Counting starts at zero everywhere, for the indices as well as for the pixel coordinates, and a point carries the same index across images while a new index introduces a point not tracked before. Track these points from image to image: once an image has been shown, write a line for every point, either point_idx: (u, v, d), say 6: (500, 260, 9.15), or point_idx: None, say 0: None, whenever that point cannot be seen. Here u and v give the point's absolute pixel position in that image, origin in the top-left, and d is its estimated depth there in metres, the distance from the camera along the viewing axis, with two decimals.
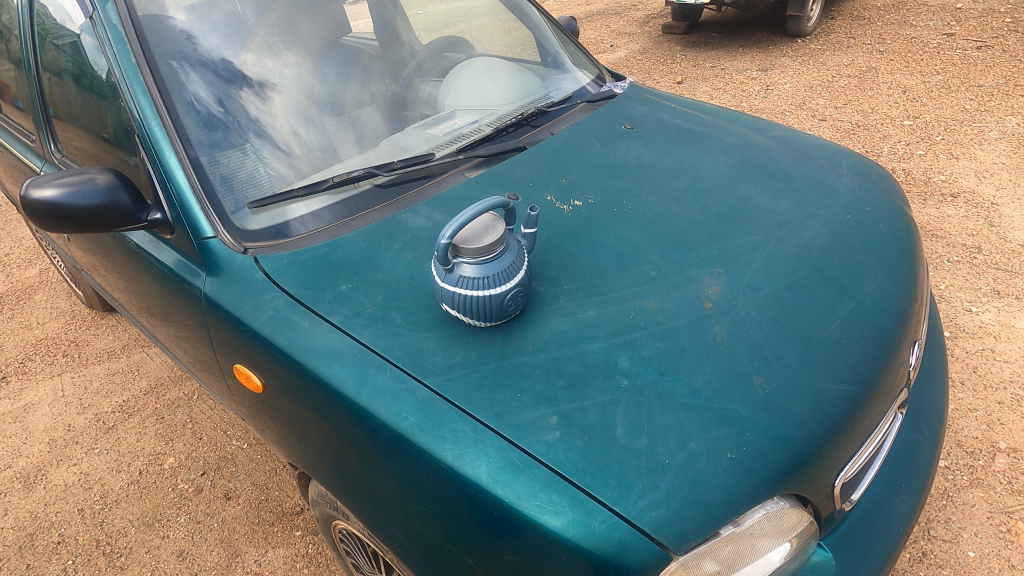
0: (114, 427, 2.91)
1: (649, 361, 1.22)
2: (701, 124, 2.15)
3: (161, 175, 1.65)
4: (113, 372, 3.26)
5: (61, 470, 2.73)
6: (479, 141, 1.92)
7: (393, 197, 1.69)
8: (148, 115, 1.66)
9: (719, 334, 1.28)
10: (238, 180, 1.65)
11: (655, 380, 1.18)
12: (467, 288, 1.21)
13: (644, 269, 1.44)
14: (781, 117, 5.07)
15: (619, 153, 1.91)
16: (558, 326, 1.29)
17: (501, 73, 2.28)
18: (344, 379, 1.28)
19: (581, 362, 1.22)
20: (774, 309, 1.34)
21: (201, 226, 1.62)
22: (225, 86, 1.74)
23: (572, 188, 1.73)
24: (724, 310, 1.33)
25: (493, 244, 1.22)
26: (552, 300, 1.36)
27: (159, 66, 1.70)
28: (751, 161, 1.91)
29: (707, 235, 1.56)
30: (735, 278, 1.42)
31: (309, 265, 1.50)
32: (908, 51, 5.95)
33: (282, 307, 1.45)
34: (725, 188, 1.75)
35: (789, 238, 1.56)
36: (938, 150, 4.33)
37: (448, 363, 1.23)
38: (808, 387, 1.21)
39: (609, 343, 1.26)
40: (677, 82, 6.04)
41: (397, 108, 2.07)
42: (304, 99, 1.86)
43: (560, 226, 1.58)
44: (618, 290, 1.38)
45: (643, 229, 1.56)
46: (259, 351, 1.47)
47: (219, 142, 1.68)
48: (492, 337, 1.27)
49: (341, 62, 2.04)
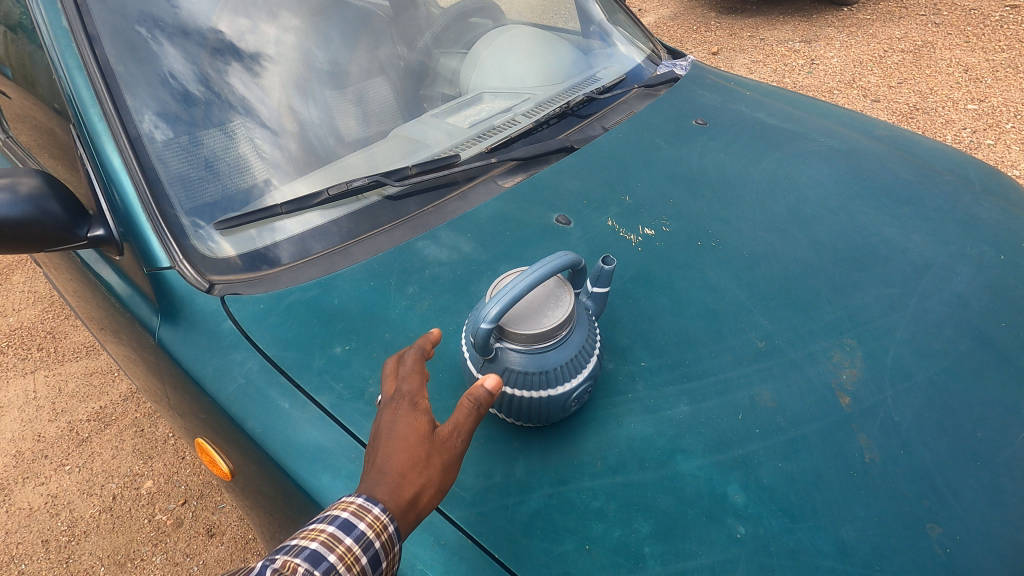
0: (88, 439, 2.29)
1: (772, 496, 0.85)
2: (787, 118, 1.71)
3: (102, 177, 1.24)
4: (92, 372, 2.55)
5: (25, 491, 2.14)
6: (515, 138, 1.47)
7: (406, 215, 1.31)
8: (84, 98, 1.23)
9: (867, 450, 0.90)
10: (201, 180, 1.23)
11: (785, 531, 0.82)
12: (517, 387, 0.85)
13: (749, 338, 1.06)
14: (829, 96, 4.55)
15: (692, 160, 1.49)
16: (637, 431, 0.92)
17: (540, 43, 1.78)
18: (338, 496, 0.91)
19: (674, 494, 0.85)
20: (936, 410, 0.95)
21: (151, 251, 1.21)
22: (191, 55, 1.30)
23: (639, 208, 1.33)
24: (869, 410, 0.95)
25: (554, 327, 0.84)
26: (626, 385, 0.98)
27: (100, 24, 1.25)
28: (863, 172, 1.48)
29: (826, 285, 1.16)
30: (875, 356, 1.03)
31: (294, 314, 1.15)
32: (967, 25, 5.34)
33: (254, 375, 1.08)
34: (838, 214, 1.34)
35: (933, 292, 1.16)
36: (1009, 141, 3.84)
37: (483, 486, 0.87)
38: (1008, 544, 0.82)
39: (712, 461, 0.89)
40: (713, 53, 5.45)
41: (412, 93, 1.66)
42: (287, 72, 1.42)
43: (627, 266, 1.20)
44: (717, 371, 1.00)
45: (738, 276, 1.18)
46: (224, 429, 1.10)
47: (177, 127, 1.25)
48: (544, 445, 0.91)
49: (341, 25, 1.59)
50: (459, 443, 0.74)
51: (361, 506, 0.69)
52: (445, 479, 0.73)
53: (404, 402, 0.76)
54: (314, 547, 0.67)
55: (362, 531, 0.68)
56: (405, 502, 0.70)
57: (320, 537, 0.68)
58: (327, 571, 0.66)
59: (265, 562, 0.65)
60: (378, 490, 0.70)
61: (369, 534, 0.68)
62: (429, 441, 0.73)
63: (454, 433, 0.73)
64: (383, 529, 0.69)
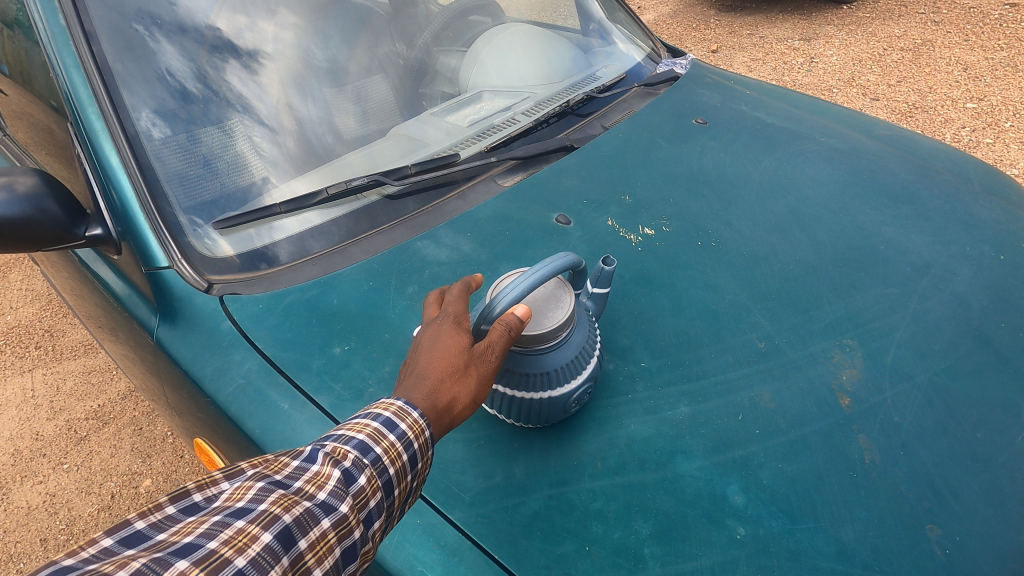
0: (86, 438, 2.28)
1: (772, 497, 0.85)
2: (787, 118, 1.71)
3: (99, 176, 1.24)
4: (90, 370, 2.54)
5: (23, 489, 2.13)
6: (514, 136, 1.46)
7: (406, 213, 1.31)
8: (81, 97, 1.23)
9: (867, 451, 0.90)
10: (198, 178, 1.23)
11: (785, 532, 0.82)
12: (517, 388, 0.86)
13: (749, 339, 1.06)
14: (828, 95, 4.55)
15: (692, 160, 1.49)
16: (638, 432, 0.92)
17: (540, 42, 1.78)
18: None
19: (674, 495, 0.85)
20: (936, 411, 0.95)
21: (150, 250, 1.20)
22: (189, 52, 1.29)
23: (639, 208, 1.33)
24: (870, 411, 0.95)
25: (555, 328, 0.84)
26: (627, 386, 0.98)
27: (97, 22, 1.24)
28: (863, 172, 1.48)
29: (826, 286, 1.16)
30: (875, 357, 1.03)
31: (293, 314, 1.14)
32: (966, 23, 5.34)
33: (253, 375, 1.07)
34: (838, 214, 1.33)
35: (933, 293, 1.16)
36: (1008, 140, 3.84)
37: (483, 487, 0.87)
38: (1008, 546, 0.82)
39: (712, 463, 0.89)
40: (713, 51, 5.44)
41: (411, 90, 1.65)
42: (285, 70, 1.41)
43: (627, 266, 1.19)
44: (717, 372, 1.00)
45: (739, 276, 1.18)
46: (222, 429, 1.10)
47: (175, 125, 1.24)
48: (544, 447, 0.91)
49: (340, 22, 1.57)
50: (494, 359, 0.78)
51: (402, 408, 0.73)
52: (479, 392, 0.77)
53: (448, 320, 0.80)
54: (361, 438, 0.69)
55: (403, 431, 0.71)
56: (441, 406, 0.73)
57: (366, 429, 0.70)
58: (374, 461, 0.69)
59: (316, 446, 0.68)
60: (417, 391, 0.74)
61: (409, 435, 0.71)
62: (469, 352, 0.77)
63: (493, 347, 0.77)
64: (421, 432, 0.72)
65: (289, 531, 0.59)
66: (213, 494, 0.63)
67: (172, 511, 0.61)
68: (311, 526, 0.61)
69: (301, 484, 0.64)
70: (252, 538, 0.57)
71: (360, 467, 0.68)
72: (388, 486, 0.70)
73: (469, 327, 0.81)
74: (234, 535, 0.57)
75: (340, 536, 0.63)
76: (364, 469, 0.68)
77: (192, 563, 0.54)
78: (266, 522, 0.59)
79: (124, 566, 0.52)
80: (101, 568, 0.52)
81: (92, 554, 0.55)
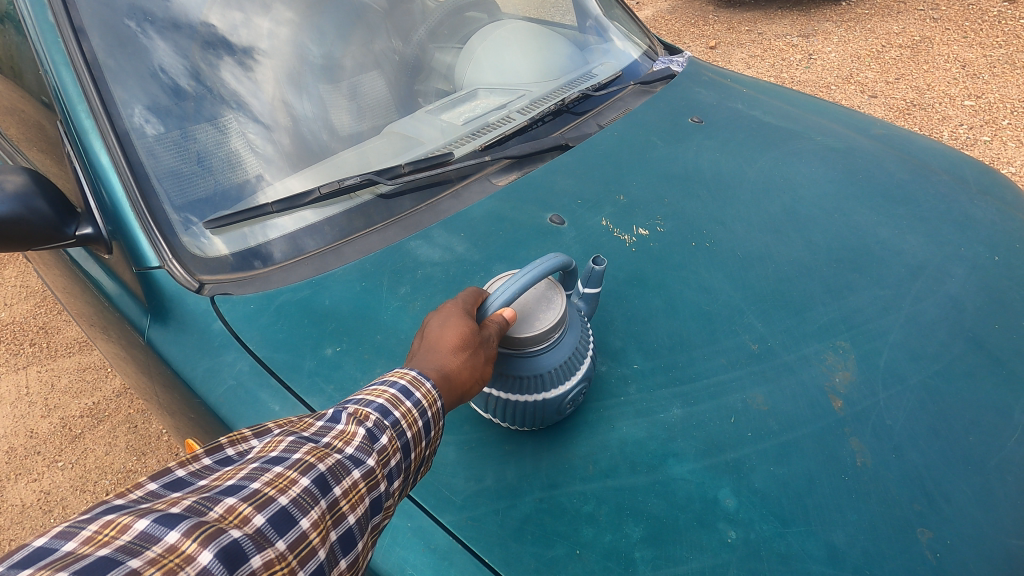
0: (80, 436, 2.27)
1: (763, 500, 0.85)
2: (783, 117, 1.70)
3: (91, 174, 1.22)
4: (85, 367, 2.52)
5: (18, 488, 2.12)
6: (509, 135, 1.45)
7: (399, 212, 1.30)
8: (72, 95, 1.22)
9: (859, 454, 0.90)
10: (192, 176, 1.21)
11: (776, 535, 0.81)
12: (510, 392, 0.86)
13: (742, 341, 1.05)
14: (826, 92, 4.54)
15: (688, 159, 1.48)
16: (629, 434, 0.92)
17: (536, 39, 1.76)
18: None
19: (665, 498, 0.85)
20: (929, 414, 0.95)
21: (142, 250, 1.19)
22: (182, 49, 1.27)
23: (633, 207, 1.33)
24: (862, 413, 0.95)
25: (546, 330, 0.83)
26: (619, 388, 0.98)
27: (88, 18, 1.23)
28: (858, 172, 1.48)
29: (820, 287, 1.16)
30: (868, 359, 1.03)
31: (285, 314, 1.14)
32: (964, 20, 5.33)
33: (244, 376, 1.07)
34: (832, 214, 1.33)
35: (926, 295, 1.15)
36: (1005, 137, 3.84)
37: (474, 489, 0.87)
38: (999, 549, 0.82)
39: (704, 466, 0.88)
40: (711, 47, 5.42)
41: (405, 85, 1.62)
42: (280, 67, 1.39)
43: (621, 268, 1.19)
44: (710, 375, 1.00)
45: (733, 277, 1.17)
46: (213, 430, 1.09)
47: (168, 121, 1.23)
48: (535, 449, 0.91)
49: (335, 17, 1.54)
50: (495, 348, 0.79)
51: (416, 378, 0.72)
52: (486, 369, 0.78)
53: (455, 308, 0.79)
54: (381, 402, 0.69)
55: (418, 399, 0.71)
56: (451, 380, 0.74)
57: (385, 395, 0.69)
58: (395, 424, 0.68)
59: (339, 408, 0.68)
60: (427, 364, 0.74)
61: (424, 403, 0.71)
62: (479, 333, 0.77)
63: (496, 335, 0.79)
64: (434, 401, 0.72)
65: (325, 479, 0.60)
66: (245, 450, 0.64)
67: (208, 463, 0.62)
68: (344, 475, 0.62)
69: (329, 439, 0.64)
70: (292, 481, 0.59)
71: (381, 427, 0.67)
72: (407, 447, 0.69)
73: (477, 314, 0.80)
74: (273, 480, 0.58)
75: (369, 487, 0.64)
76: (385, 430, 0.67)
77: (239, 500, 0.55)
78: (303, 469, 0.60)
79: (176, 503, 0.54)
80: (153, 507, 0.53)
81: (140, 495, 0.56)
